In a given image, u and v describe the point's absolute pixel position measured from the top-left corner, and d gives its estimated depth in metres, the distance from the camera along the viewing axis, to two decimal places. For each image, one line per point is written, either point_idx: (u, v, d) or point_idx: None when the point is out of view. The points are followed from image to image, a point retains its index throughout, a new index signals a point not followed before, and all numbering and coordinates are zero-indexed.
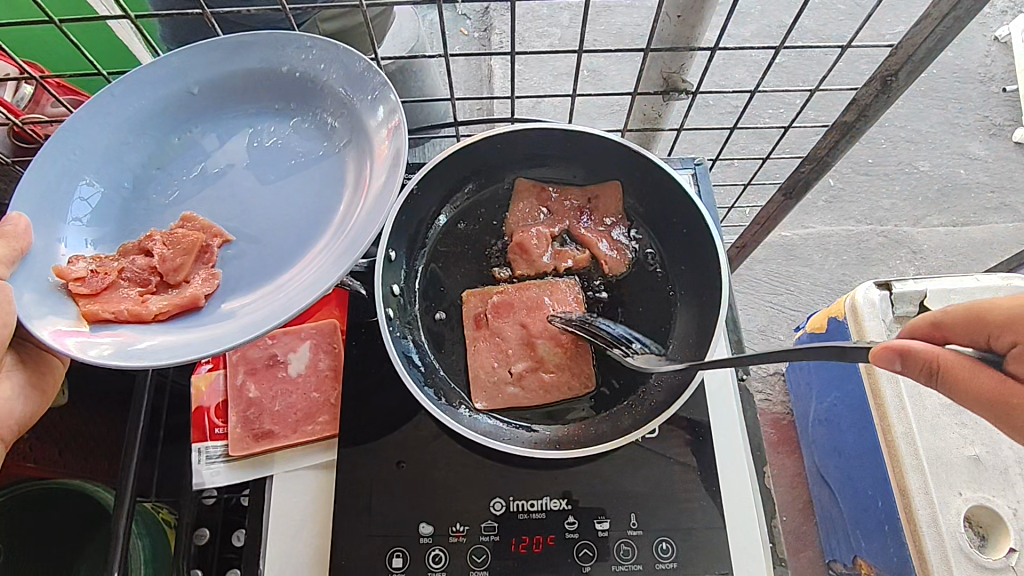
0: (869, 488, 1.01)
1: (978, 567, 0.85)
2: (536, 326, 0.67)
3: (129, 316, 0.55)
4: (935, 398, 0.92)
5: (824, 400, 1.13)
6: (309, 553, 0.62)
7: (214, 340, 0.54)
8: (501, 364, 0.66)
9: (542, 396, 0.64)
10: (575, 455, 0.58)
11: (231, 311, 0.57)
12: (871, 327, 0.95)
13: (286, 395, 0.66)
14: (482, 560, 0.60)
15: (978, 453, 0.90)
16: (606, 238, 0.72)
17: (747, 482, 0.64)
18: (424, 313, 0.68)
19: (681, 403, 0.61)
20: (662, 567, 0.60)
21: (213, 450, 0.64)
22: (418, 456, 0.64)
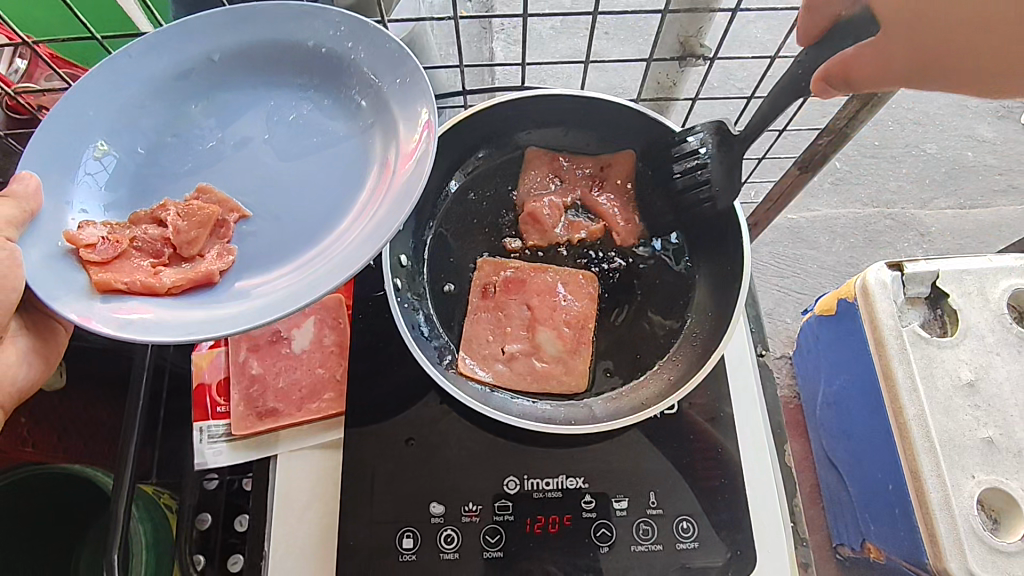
0: (877, 471, 0.98)
1: (991, 549, 0.82)
2: (541, 311, 0.64)
3: (142, 288, 0.52)
4: (946, 379, 0.90)
5: (833, 381, 1.10)
6: (315, 536, 0.60)
7: (230, 318, 0.51)
8: (497, 339, 0.63)
9: (562, 370, 0.62)
10: (594, 430, 0.56)
11: (248, 290, 0.54)
12: (882, 309, 0.93)
13: (290, 371, 0.64)
14: (496, 540, 0.58)
15: (992, 435, 0.87)
16: (619, 207, 0.69)
17: (767, 463, 0.62)
18: (432, 285, 0.66)
19: (700, 379, 0.58)
20: (682, 547, 0.58)
21: (215, 429, 0.62)
22: (428, 435, 0.62)
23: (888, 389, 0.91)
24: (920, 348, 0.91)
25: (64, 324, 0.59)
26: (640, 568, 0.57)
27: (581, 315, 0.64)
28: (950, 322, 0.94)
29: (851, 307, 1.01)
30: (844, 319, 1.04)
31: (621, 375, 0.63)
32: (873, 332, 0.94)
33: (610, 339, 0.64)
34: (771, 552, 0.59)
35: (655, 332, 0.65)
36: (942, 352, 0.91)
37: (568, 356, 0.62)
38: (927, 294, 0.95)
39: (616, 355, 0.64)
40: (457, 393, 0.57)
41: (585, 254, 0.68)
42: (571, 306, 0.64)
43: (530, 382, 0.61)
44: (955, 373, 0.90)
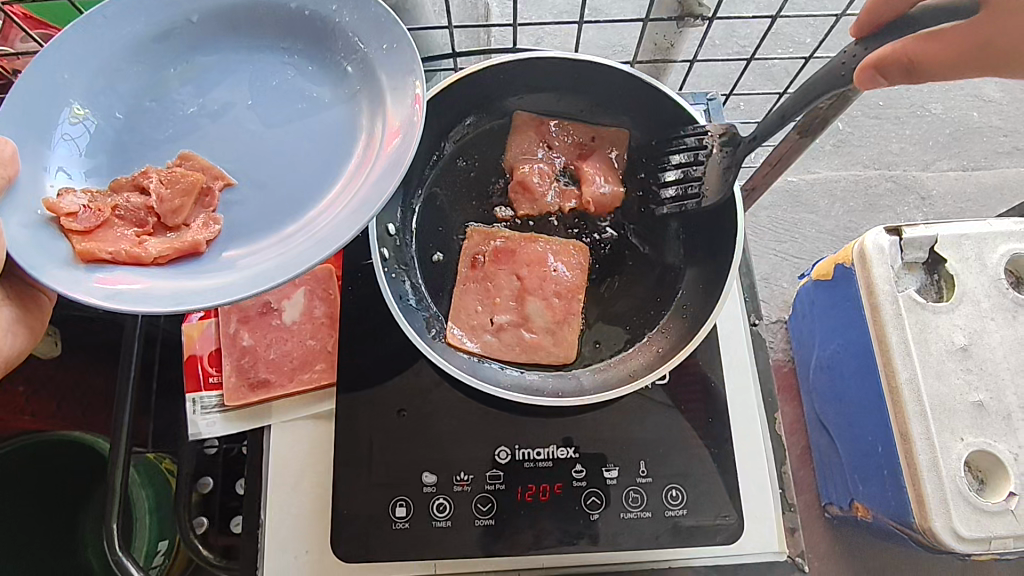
0: (869, 436, 0.90)
1: (976, 510, 0.77)
2: (531, 281, 0.63)
3: (127, 258, 0.51)
4: (939, 344, 0.83)
5: (827, 345, 1.04)
6: (309, 504, 0.60)
7: (218, 289, 0.50)
8: (486, 309, 0.62)
9: (552, 342, 0.61)
10: (584, 402, 0.56)
11: (235, 260, 0.53)
12: (879, 273, 0.86)
13: (281, 342, 0.63)
14: (487, 509, 0.58)
15: (983, 399, 0.81)
16: (605, 174, 0.68)
17: (756, 432, 0.63)
18: (421, 255, 0.65)
19: (691, 350, 0.58)
20: (671, 514, 0.59)
21: (207, 400, 0.62)
22: (420, 405, 0.62)
23: (880, 353, 0.85)
24: (916, 314, 0.84)
25: (46, 294, 0.59)
26: (629, 535, 0.58)
27: (571, 286, 0.63)
28: (946, 286, 0.87)
29: (848, 273, 0.96)
30: (839, 285, 0.97)
31: (609, 347, 0.63)
32: (868, 297, 0.87)
33: (599, 311, 0.64)
34: (758, 518, 0.60)
35: (644, 304, 0.65)
36: (936, 317, 0.84)
37: (557, 327, 0.62)
38: (925, 258, 0.88)
39: (604, 326, 0.64)
40: (445, 366, 0.56)
41: (576, 224, 0.67)
42: (562, 277, 0.63)
43: (519, 353, 0.61)
44: (948, 338, 0.83)
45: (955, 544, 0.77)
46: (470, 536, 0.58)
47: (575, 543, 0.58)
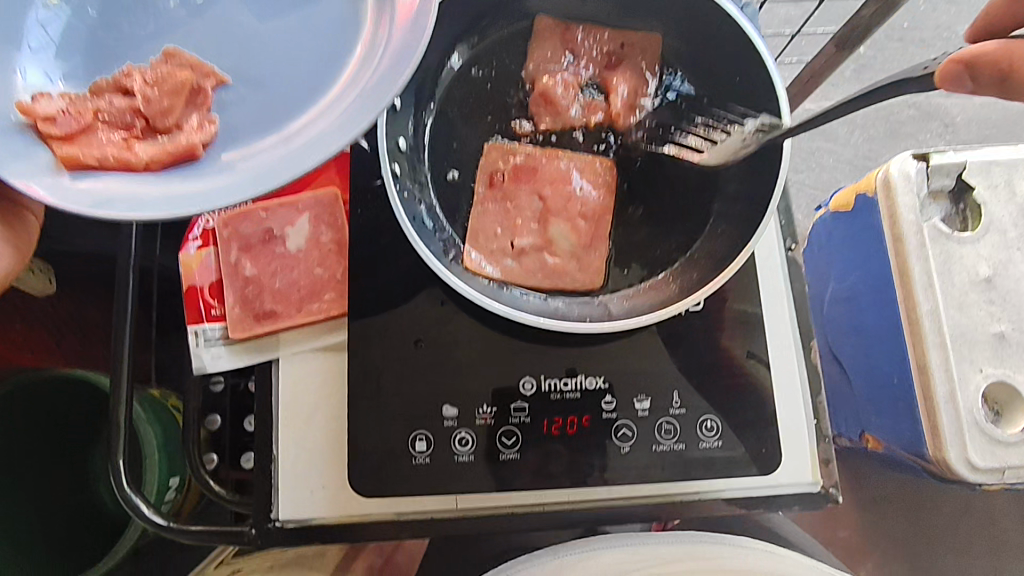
0: (885, 363, 0.91)
1: (992, 441, 0.82)
2: (555, 201, 0.58)
3: (116, 164, 0.46)
4: (962, 276, 0.87)
5: (844, 279, 0.99)
6: (325, 440, 0.58)
7: (221, 194, 0.45)
8: (506, 232, 0.58)
9: (578, 266, 0.57)
10: (615, 328, 0.53)
11: (237, 164, 0.48)
12: (904, 203, 0.86)
13: (287, 270, 0.59)
14: (512, 442, 0.56)
15: (1004, 330, 0.86)
16: (631, 87, 0.62)
17: (793, 362, 0.60)
18: (435, 172, 0.59)
19: (729, 274, 0.54)
20: (705, 446, 0.57)
21: (211, 332, 0.59)
22: (437, 335, 0.59)
23: (902, 286, 0.87)
24: (940, 245, 0.87)
25: (32, 211, 0.54)
26: (661, 468, 0.56)
27: (597, 207, 0.58)
28: (971, 216, 0.90)
29: (871, 204, 0.91)
30: (861, 215, 0.93)
31: (638, 274, 0.59)
32: (891, 227, 0.87)
33: (625, 235, 0.59)
34: (791, 450, 0.58)
35: (677, 228, 0.59)
36: (962, 248, 0.88)
37: (582, 251, 0.58)
38: (951, 188, 0.90)
39: (633, 250, 0.59)
40: (467, 294, 0.53)
41: (603, 139, 0.61)
42: (588, 196, 0.59)
43: (542, 278, 0.57)
44: (972, 270, 0.87)
45: (968, 473, 0.82)
46: (494, 470, 0.56)
47: (603, 475, 0.56)
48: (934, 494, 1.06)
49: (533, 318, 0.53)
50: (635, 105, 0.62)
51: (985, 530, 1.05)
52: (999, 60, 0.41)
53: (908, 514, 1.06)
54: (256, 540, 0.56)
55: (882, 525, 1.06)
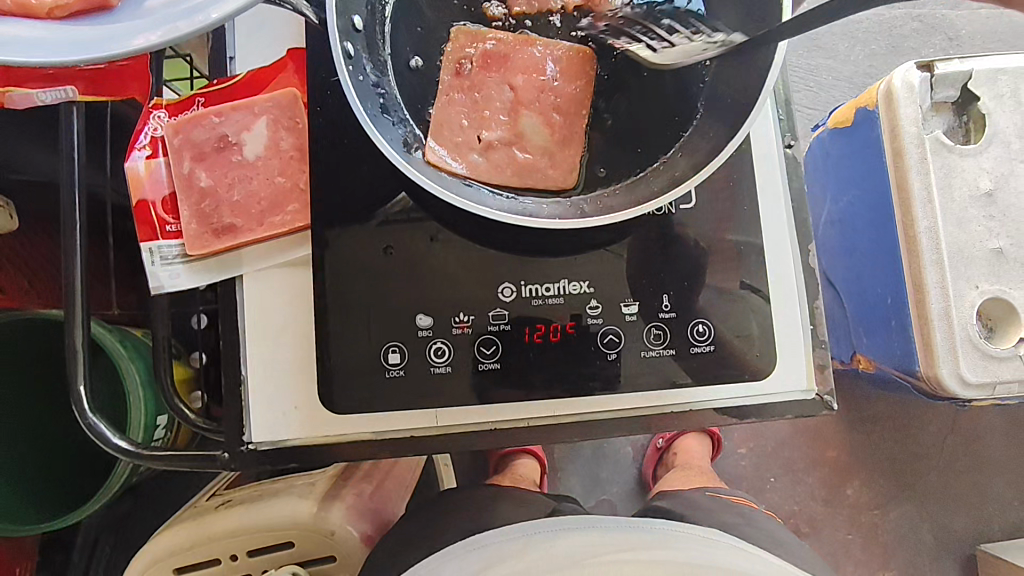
0: (878, 286, 0.89)
1: (985, 356, 0.80)
2: (527, 92, 0.53)
3: (13, 7, 0.42)
4: (963, 190, 0.82)
5: (839, 199, 0.96)
6: (295, 358, 0.55)
7: (119, 36, 0.40)
8: (473, 125, 0.52)
9: (550, 162, 0.52)
10: (587, 224, 0.48)
11: (146, 7, 0.42)
12: (905, 115, 0.81)
13: (246, 181, 0.55)
14: (492, 352, 0.53)
15: (1002, 245, 0.82)
16: None
17: (787, 265, 0.56)
18: (396, 59, 0.54)
19: (720, 162, 0.48)
20: (697, 351, 0.54)
21: (167, 250, 0.55)
22: (409, 242, 0.55)
23: (900, 202, 0.83)
24: (942, 158, 0.82)
25: None
26: (650, 374, 0.54)
27: (572, 99, 0.53)
28: (974, 130, 0.85)
29: (871, 117, 0.86)
30: (860, 130, 0.88)
31: (617, 173, 0.54)
32: (891, 140, 0.83)
33: (602, 130, 0.54)
34: (786, 354, 0.56)
35: (659, 124, 0.54)
36: (963, 162, 0.82)
37: (556, 147, 0.53)
38: (954, 100, 0.85)
39: (614, 146, 0.54)
40: (428, 184, 0.48)
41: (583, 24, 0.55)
42: (562, 88, 0.53)
43: (512, 173, 0.52)
44: (973, 182, 0.82)
45: (959, 389, 0.81)
46: (473, 381, 0.53)
47: (589, 384, 0.54)
48: (923, 412, 1.06)
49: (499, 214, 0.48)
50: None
51: (968, 446, 1.05)
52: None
53: (895, 434, 1.05)
54: (231, 463, 0.54)
55: (869, 444, 1.05)
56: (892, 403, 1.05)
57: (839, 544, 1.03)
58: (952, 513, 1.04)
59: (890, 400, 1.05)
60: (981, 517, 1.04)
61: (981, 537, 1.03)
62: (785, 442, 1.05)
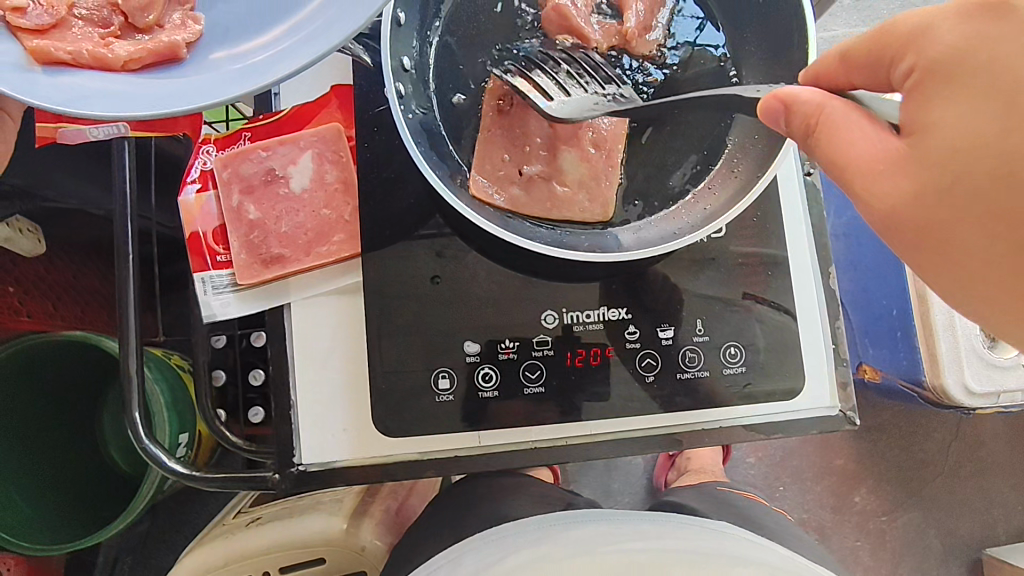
0: (882, 297, 0.91)
1: (986, 365, 0.83)
2: (565, 128, 0.56)
3: (91, 60, 0.44)
4: None
5: (844, 213, 0.96)
6: (343, 383, 0.57)
7: (203, 92, 0.44)
8: (514, 159, 0.56)
9: (588, 196, 0.56)
10: (628, 257, 0.51)
11: (221, 62, 0.47)
12: None
13: (293, 213, 0.57)
14: (536, 376, 0.56)
15: None
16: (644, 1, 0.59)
17: (810, 288, 0.60)
18: (440, 94, 0.57)
19: (751, 199, 0.52)
20: (729, 372, 0.57)
21: (218, 279, 0.57)
22: (454, 271, 0.58)
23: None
24: None
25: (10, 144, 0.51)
26: (686, 394, 0.57)
27: (609, 135, 0.57)
28: None
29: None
30: None
31: (648, 207, 0.57)
32: None
33: (633, 163, 0.58)
34: (811, 374, 0.58)
35: (690, 157, 0.58)
36: None
37: (592, 180, 0.56)
38: None
39: (646, 179, 0.58)
40: (478, 219, 0.51)
41: (618, 62, 0.59)
42: (599, 124, 0.57)
43: (552, 206, 0.55)
44: None
45: (965, 399, 0.83)
46: (519, 403, 0.56)
47: (626, 404, 0.57)
48: (926, 420, 1.08)
49: (542, 246, 0.51)
50: (650, 26, 0.59)
51: (970, 454, 1.08)
52: (808, 116, 0.40)
53: (899, 442, 1.08)
54: (281, 484, 0.56)
55: (875, 451, 1.08)
56: (896, 412, 1.08)
57: (847, 552, 1.06)
58: (956, 519, 1.06)
59: (895, 410, 1.08)
60: (985, 523, 1.06)
61: (986, 542, 1.05)
62: (793, 451, 1.07)
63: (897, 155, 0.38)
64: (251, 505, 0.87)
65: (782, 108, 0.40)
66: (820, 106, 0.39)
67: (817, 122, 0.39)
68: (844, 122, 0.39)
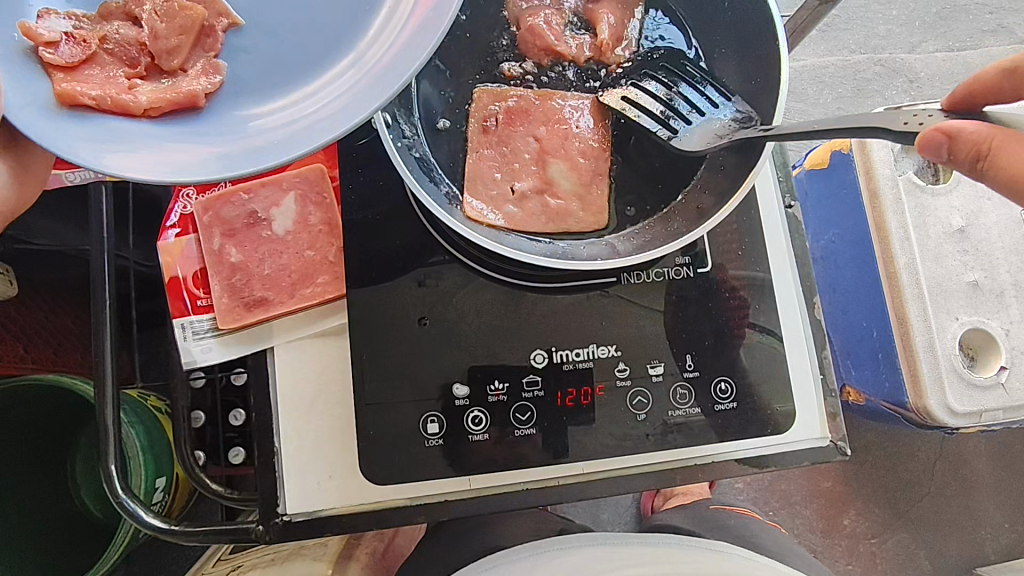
0: (861, 318, 0.92)
1: (968, 385, 0.84)
2: (552, 142, 0.57)
3: (113, 106, 0.43)
4: (937, 227, 0.87)
5: (820, 237, 0.98)
6: (328, 428, 0.56)
7: (220, 155, 0.43)
8: (505, 177, 0.56)
9: (584, 208, 0.56)
10: (620, 263, 0.50)
11: (241, 122, 0.47)
12: (879, 157, 0.86)
13: (276, 255, 0.56)
14: (527, 418, 0.55)
15: (977, 278, 0.87)
16: (615, 15, 0.60)
17: (796, 317, 0.60)
18: (424, 120, 0.57)
19: (739, 200, 0.52)
20: (721, 408, 0.57)
21: (199, 324, 0.56)
22: (442, 312, 0.57)
23: (879, 240, 0.87)
24: (914, 197, 0.87)
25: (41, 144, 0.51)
26: (678, 430, 0.56)
27: (596, 143, 0.58)
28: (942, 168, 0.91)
29: (845, 159, 0.90)
30: (836, 172, 0.92)
31: (636, 211, 0.58)
32: (865, 182, 0.88)
33: (616, 172, 0.58)
34: (801, 405, 0.58)
35: (674, 160, 0.58)
36: (934, 199, 0.87)
37: (585, 189, 0.57)
38: None
39: (632, 189, 0.58)
40: (475, 238, 0.51)
41: (596, 76, 0.60)
42: (585, 135, 0.58)
43: (543, 220, 0.55)
44: (946, 220, 0.87)
45: (947, 417, 0.84)
46: (511, 445, 0.55)
47: (619, 443, 0.56)
48: (912, 441, 1.08)
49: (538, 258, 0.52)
50: (622, 37, 0.60)
51: (956, 472, 1.08)
52: (973, 143, 0.41)
53: (886, 463, 1.08)
54: (265, 535, 0.54)
55: (863, 473, 1.08)
56: (882, 433, 1.08)
57: None
58: (945, 538, 1.06)
59: (881, 431, 1.08)
60: (974, 542, 1.06)
61: (976, 562, 1.05)
62: (782, 476, 1.07)
63: (1003, 136, 0.41)
64: (230, 552, 0.83)
65: (947, 139, 0.41)
66: (983, 135, 0.41)
67: (986, 150, 0.41)
68: (1003, 149, 0.41)
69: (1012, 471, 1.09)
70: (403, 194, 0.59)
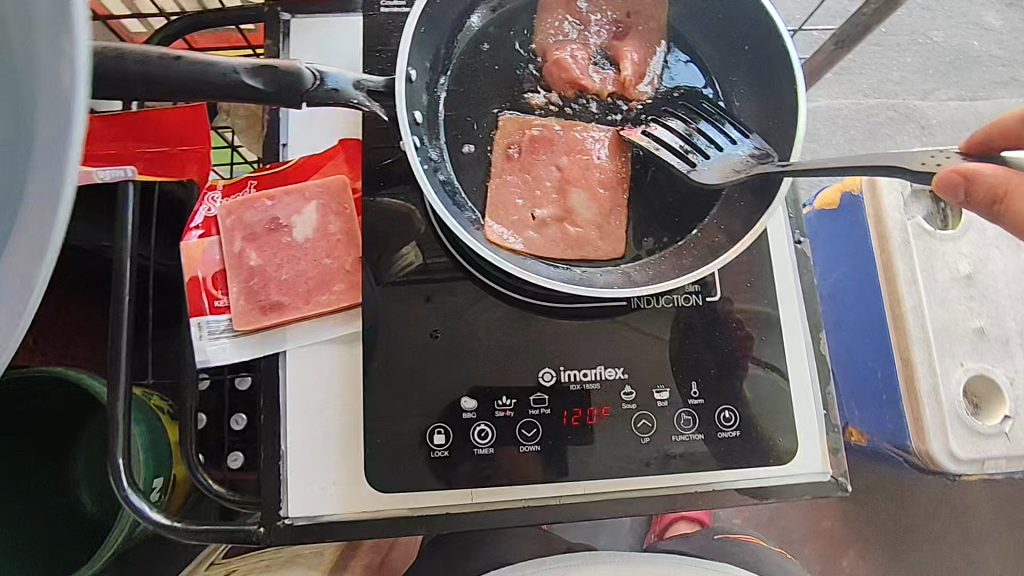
0: (869, 358, 0.91)
1: (972, 432, 0.84)
2: (574, 171, 0.58)
3: None
4: (945, 272, 0.88)
5: (827, 276, 0.97)
6: (335, 434, 0.56)
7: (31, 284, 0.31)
8: (526, 204, 0.57)
9: (602, 239, 0.58)
10: (637, 292, 0.51)
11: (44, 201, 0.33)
12: (888, 201, 0.88)
13: (295, 262, 0.58)
14: (532, 434, 0.56)
15: (984, 325, 0.87)
16: (639, 52, 0.62)
17: (801, 351, 0.61)
18: (450, 143, 0.59)
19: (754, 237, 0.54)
20: (724, 436, 0.57)
21: (215, 325, 0.57)
22: (454, 327, 0.58)
23: (886, 283, 0.88)
24: (922, 241, 0.88)
25: None
26: (681, 457, 0.57)
27: (615, 176, 0.59)
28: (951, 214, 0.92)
29: (855, 202, 0.91)
30: (846, 213, 0.93)
31: (650, 243, 0.59)
32: (875, 225, 0.89)
33: (633, 205, 0.59)
34: (804, 439, 0.59)
35: (691, 196, 0.60)
36: (942, 244, 0.89)
37: (603, 220, 0.58)
38: None
39: (648, 222, 0.59)
40: (495, 258, 0.52)
41: (618, 111, 0.61)
42: (604, 167, 0.59)
43: (560, 247, 0.57)
44: (953, 266, 0.88)
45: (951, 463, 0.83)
46: (515, 461, 0.56)
47: (622, 466, 0.56)
48: (913, 484, 1.08)
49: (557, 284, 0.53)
50: (644, 73, 0.62)
51: (956, 519, 1.07)
52: (989, 188, 0.43)
53: (886, 505, 1.07)
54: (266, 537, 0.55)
55: (862, 514, 1.07)
56: (883, 474, 1.08)
57: None
58: None
59: (882, 472, 1.08)
60: None
61: None
62: (781, 512, 1.06)
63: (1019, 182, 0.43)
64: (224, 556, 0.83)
65: (964, 181, 0.42)
66: (1000, 181, 0.43)
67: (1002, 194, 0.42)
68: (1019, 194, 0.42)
69: (1014, 521, 1.08)
70: (422, 210, 0.61)
